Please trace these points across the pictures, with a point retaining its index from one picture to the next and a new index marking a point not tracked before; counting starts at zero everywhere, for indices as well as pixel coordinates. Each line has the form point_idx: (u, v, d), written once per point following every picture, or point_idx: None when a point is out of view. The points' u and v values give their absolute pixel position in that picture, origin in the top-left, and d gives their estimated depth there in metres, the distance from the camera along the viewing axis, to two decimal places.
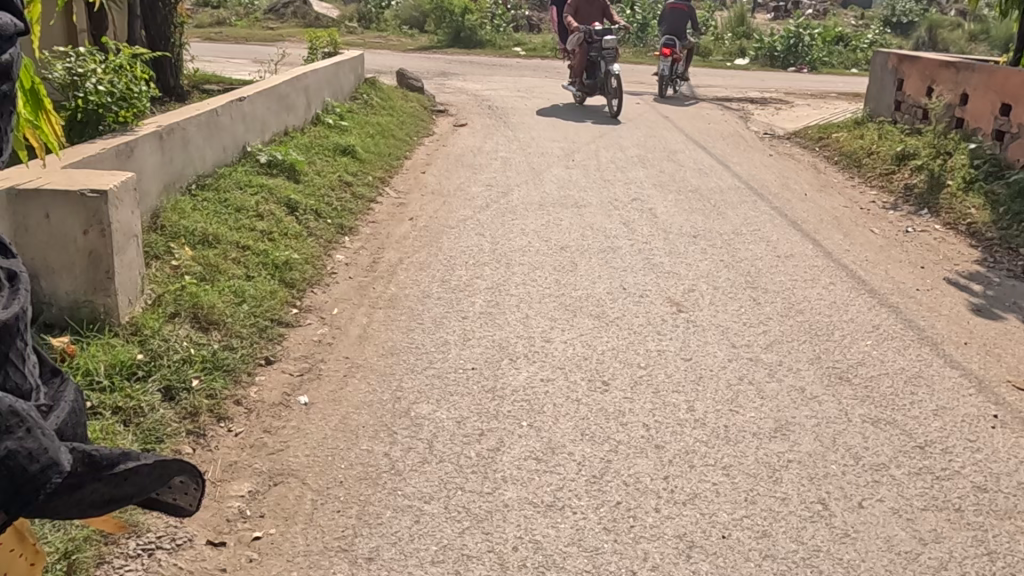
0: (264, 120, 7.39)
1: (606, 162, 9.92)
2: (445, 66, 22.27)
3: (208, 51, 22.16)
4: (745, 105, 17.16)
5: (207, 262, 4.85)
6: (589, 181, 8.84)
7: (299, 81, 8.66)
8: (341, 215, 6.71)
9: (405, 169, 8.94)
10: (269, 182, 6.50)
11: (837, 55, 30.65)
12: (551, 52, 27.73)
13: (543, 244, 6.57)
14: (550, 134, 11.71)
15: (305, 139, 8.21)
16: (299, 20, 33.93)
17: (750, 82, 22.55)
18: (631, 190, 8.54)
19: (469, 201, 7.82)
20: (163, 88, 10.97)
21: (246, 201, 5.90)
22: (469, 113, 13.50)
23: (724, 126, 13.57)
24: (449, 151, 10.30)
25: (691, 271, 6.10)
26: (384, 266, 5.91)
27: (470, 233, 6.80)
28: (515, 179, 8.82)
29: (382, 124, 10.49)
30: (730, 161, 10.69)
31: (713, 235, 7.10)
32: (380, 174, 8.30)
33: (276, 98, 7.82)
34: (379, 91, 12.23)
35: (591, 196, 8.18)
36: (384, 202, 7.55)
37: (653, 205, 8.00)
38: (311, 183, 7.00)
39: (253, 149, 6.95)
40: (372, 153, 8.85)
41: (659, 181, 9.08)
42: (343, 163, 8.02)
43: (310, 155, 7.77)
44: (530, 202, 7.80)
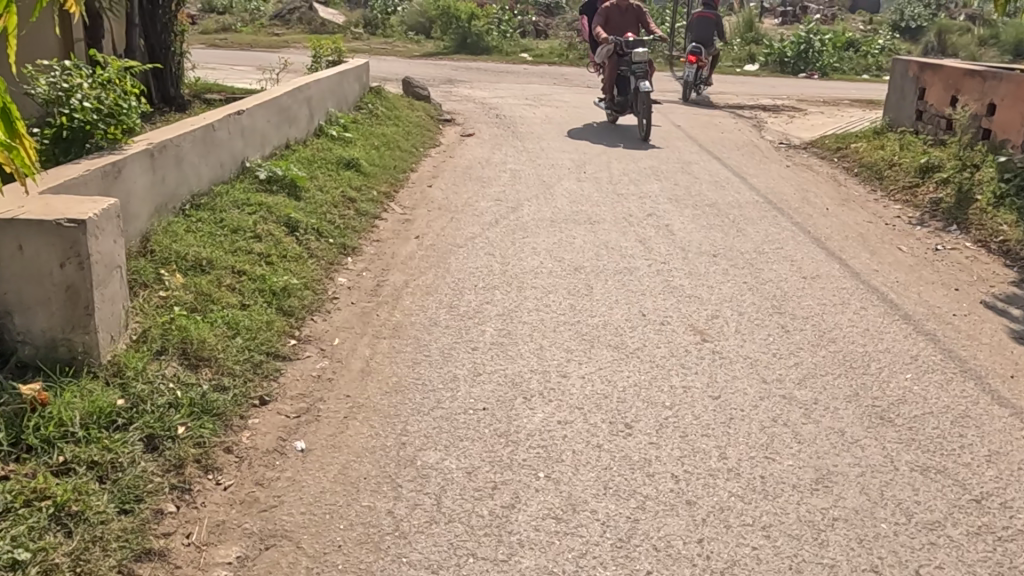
0: (264, 133, 7.10)
1: (618, 174, 9.60)
2: (452, 73, 22.02)
3: (212, 58, 21.93)
4: (758, 113, 16.83)
5: (199, 290, 4.53)
6: (603, 195, 8.50)
7: (302, 92, 8.37)
8: (343, 235, 6.38)
9: (411, 183, 8.63)
10: (268, 199, 6.20)
11: (847, 61, 30.31)
12: (558, 59, 27.48)
13: (556, 265, 6.23)
14: (560, 144, 11.39)
15: (307, 153, 7.91)
16: (305, 26, 33.77)
17: (762, 89, 22.22)
18: (646, 205, 8.21)
19: (478, 217, 7.50)
20: (163, 99, 10.71)
21: (242, 223, 5.59)
22: (477, 123, 13.19)
23: (738, 135, 13.24)
24: (456, 162, 9.99)
25: (713, 295, 5.77)
26: (388, 290, 5.58)
27: (479, 252, 6.48)
28: (525, 193, 8.50)
29: (387, 135, 10.19)
30: (746, 172, 10.35)
31: (735, 254, 6.76)
32: (385, 189, 7.99)
33: (277, 110, 7.52)
34: (384, 100, 11.94)
35: (605, 211, 7.85)
36: (389, 219, 7.23)
37: (670, 221, 7.67)
38: (312, 200, 6.69)
39: (252, 164, 6.64)
40: (376, 166, 8.55)
41: (675, 194, 8.75)
42: (346, 178, 7.71)
43: (312, 170, 7.46)
44: (542, 218, 7.48)
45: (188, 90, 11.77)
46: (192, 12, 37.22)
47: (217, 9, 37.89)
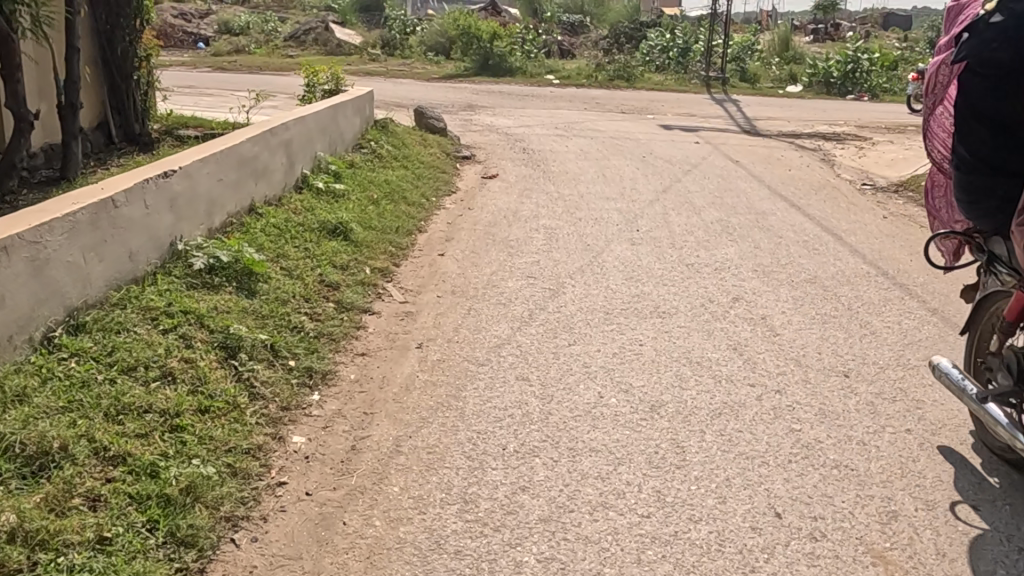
0: (214, 196, 5.19)
1: (681, 234, 7.60)
2: (473, 97, 20.21)
3: (215, 83, 20.31)
4: (822, 144, 14.84)
5: (15, 523, 2.60)
6: (668, 270, 6.49)
7: (277, 136, 6.44)
8: (311, 350, 4.41)
9: (417, 251, 6.68)
10: (199, 306, 4.25)
11: (898, 81, 28.28)
12: (587, 80, 25.67)
13: (624, 400, 4.23)
14: (601, 189, 9.42)
15: (278, 219, 5.96)
16: (320, 47, 32.29)
17: (813, 114, 20.27)
18: (727, 284, 6.19)
19: (506, 306, 5.52)
20: (126, 135, 9.15)
21: (143, 358, 3.64)
22: (500, 160, 11.25)
23: (810, 174, 11.23)
24: (476, 216, 8.03)
25: (871, 462, 3.73)
26: (369, 459, 3.58)
27: (509, 374, 4.47)
28: (566, 264, 6.52)
29: (391, 182, 8.27)
30: (836, 227, 8.32)
31: (875, 374, 4.73)
32: (381, 264, 6.04)
33: (238, 161, 5.63)
34: (392, 136, 10.07)
35: (675, 297, 5.84)
36: (381, 315, 5.23)
37: (765, 312, 5.64)
38: (270, 296, 4.72)
39: (187, 245, 4.72)
40: (372, 231, 6.61)
41: (760, 267, 6.73)
42: (329, 253, 5.75)
43: (279, 245, 5.51)
44: (594, 310, 5.48)
45: (159, 125, 9.93)
46: (207, 34, 35.93)
47: (234, 30, 36.51)
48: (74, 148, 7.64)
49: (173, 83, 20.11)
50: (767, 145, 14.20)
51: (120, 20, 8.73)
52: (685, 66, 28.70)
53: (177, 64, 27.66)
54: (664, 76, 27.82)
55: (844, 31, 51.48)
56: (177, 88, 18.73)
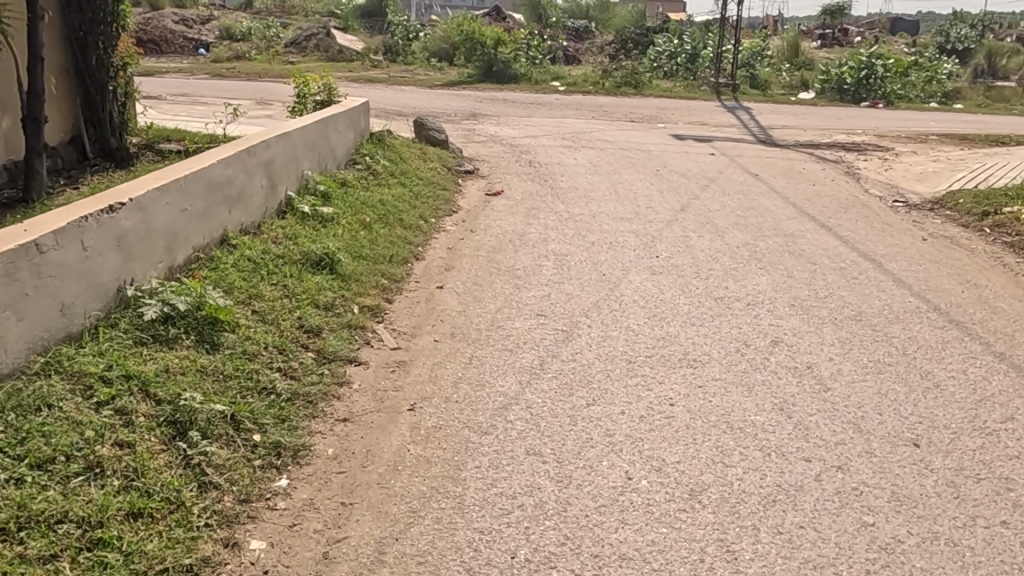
0: (175, 228, 4.50)
1: (705, 261, 6.89)
2: (477, 105, 19.57)
3: (211, 91, 19.68)
4: (843, 155, 14.16)
5: None
6: (695, 305, 5.78)
7: (256, 155, 5.74)
8: (281, 419, 3.70)
9: (413, 283, 5.97)
10: (145, 369, 3.55)
11: (912, 87, 27.60)
12: (594, 86, 25.03)
13: (658, 482, 3.51)
14: (615, 208, 8.71)
15: (254, 251, 5.26)
16: (321, 53, 31.68)
17: (829, 123, 19.56)
18: (763, 324, 5.47)
19: (513, 353, 4.81)
20: (102, 150, 8.52)
21: (63, 448, 2.95)
22: (505, 174, 10.57)
23: (836, 190, 10.52)
24: (479, 240, 7.33)
25: (969, 571, 3.01)
26: (344, 572, 2.86)
27: (517, 445, 3.76)
28: (580, 299, 5.80)
29: (387, 202, 7.57)
30: (873, 251, 7.60)
31: (950, 443, 4.01)
32: (371, 301, 5.34)
33: (207, 186, 4.94)
34: (389, 150, 9.38)
35: (706, 340, 5.12)
36: (369, 366, 4.52)
37: (810, 359, 4.93)
38: (235, 351, 4.02)
39: (139, 290, 4.02)
40: (362, 261, 5.91)
41: (797, 301, 6.01)
42: (311, 290, 5.05)
43: (253, 284, 4.80)
44: (614, 358, 4.76)
45: (140, 138, 9.26)
46: (208, 40, 35.38)
47: (236, 36, 35.95)
48: (39, 167, 6.97)
49: (167, 90, 19.50)
50: (787, 157, 13.51)
51: (97, 27, 8.07)
52: (694, 73, 28.05)
53: (175, 71, 27.05)
54: (673, 83, 27.16)
55: (852, 35, 50.85)
56: (170, 96, 18.09)
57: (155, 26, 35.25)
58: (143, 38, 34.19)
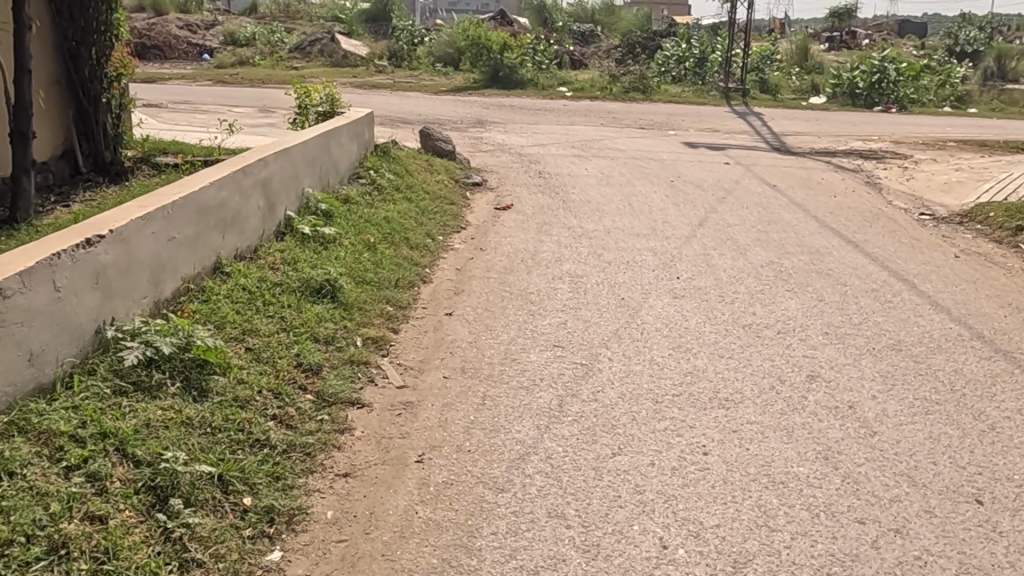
0: (161, 259, 4.13)
1: (729, 283, 6.50)
2: (483, 111, 19.22)
3: (213, 98, 19.38)
4: (861, 164, 13.75)
5: None
6: (722, 334, 5.39)
7: (253, 175, 5.38)
8: (275, 477, 3.32)
9: (420, 310, 5.60)
10: (122, 425, 3.18)
11: (926, 90, 27.16)
12: (602, 91, 24.67)
13: (695, 551, 3.13)
14: (630, 224, 8.33)
15: (249, 280, 4.90)
16: (326, 59, 31.38)
17: (843, 129, 19.15)
18: (797, 356, 5.08)
19: (530, 391, 4.43)
20: (96, 164, 8.19)
21: (23, 527, 2.59)
22: (515, 186, 10.20)
23: (859, 201, 10.13)
24: (489, 260, 6.96)
25: None
26: None
27: (537, 505, 3.38)
28: (599, 327, 5.43)
29: (392, 220, 7.21)
30: (905, 270, 7.21)
31: (1016, 498, 3.62)
32: (376, 332, 4.97)
33: (198, 210, 4.57)
34: (395, 162, 9.03)
35: (737, 375, 4.74)
36: (372, 409, 4.14)
37: (852, 398, 4.54)
38: (226, 398, 3.65)
39: (120, 331, 3.65)
40: (366, 287, 5.54)
41: (830, 328, 5.63)
42: (310, 322, 4.68)
43: (247, 317, 4.44)
44: (639, 397, 4.39)
45: (136, 151, 8.92)
46: (212, 46, 35.12)
47: (240, 41, 35.67)
48: (26, 184, 6.63)
49: (170, 97, 19.22)
50: (804, 165, 13.11)
51: (89, 35, 7.74)
52: (703, 77, 27.66)
53: (179, 77, 26.81)
54: (681, 88, 26.77)
55: (860, 38, 50.40)
56: (172, 104, 17.80)
57: (158, 31, 35.00)
58: (147, 44, 33.96)
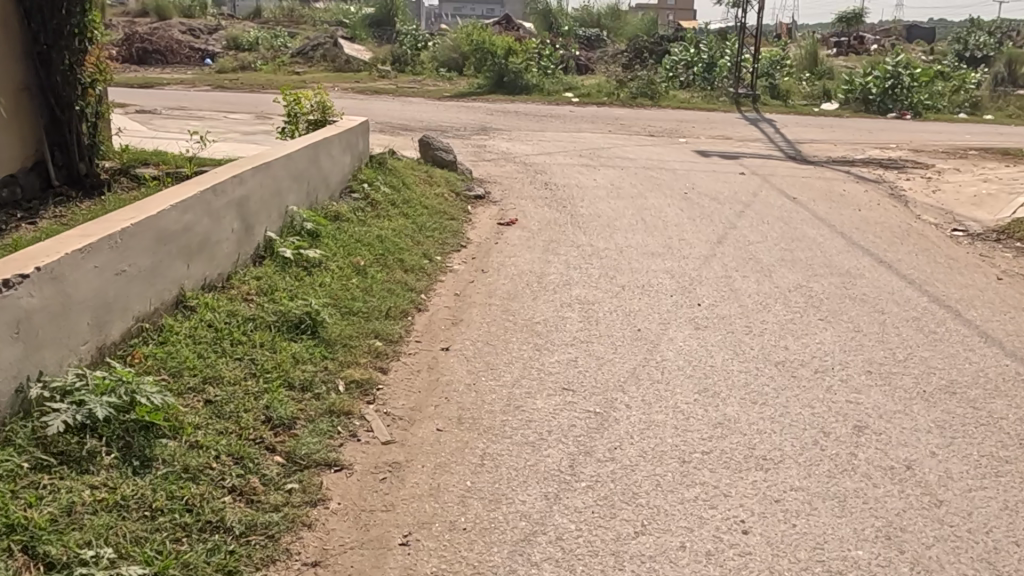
0: (106, 297, 3.55)
1: (755, 312, 5.90)
2: (487, 118, 18.67)
3: (209, 104, 18.82)
4: (883, 173, 13.15)
5: None
6: (752, 373, 4.79)
7: (226, 194, 4.79)
8: (227, 572, 2.72)
9: (414, 344, 5.01)
10: (35, 515, 2.61)
11: (940, 95, 26.53)
12: (609, 97, 24.10)
13: None
14: (643, 241, 7.74)
15: (217, 315, 4.31)
16: (328, 64, 30.86)
17: (859, 136, 18.53)
18: (839, 402, 4.48)
19: (536, 448, 3.84)
20: (69, 176, 7.67)
21: None
22: (520, 199, 9.62)
23: (886, 216, 9.52)
24: (491, 284, 6.37)
25: None
26: None
27: None
28: (614, 365, 4.83)
29: (386, 238, 6.63)
30: (947, 295, 6.59)
31: None
32: (361, 373, 4.38)
33: (157, 238, 3.99)
34: (391, 174, 8.46)
35: (773, 428, 4.13)
36: (353, 473, 3.54)
37: (908, 455, 3.93)
38: (172, 469, 3.06)
39: (47, 389, 3.07)
40: (353, 318, 4.96)
41: (873, 366, 5.02)
42: (285, 365, 4.09)
43: (209, 362, 3.85)
44: (663, 456, 3.79)
45: (114, 162, 8.34)
46: (213, 50, 34.63)
47: (242, 46, 35.16)
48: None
49: (165, 103, 18.69)
50: (823, 175, 12.51)
51: (61, 42, 7.11)
52: (712, 83, 27.05)
53: (179, 82, 26.34)
54: (690, 94, 26.15)
55: (869, 44, 49.84)
56: (167, 109, 17.26)
57: (159, 36, 34.50)
58: (147, 48, 33.51)
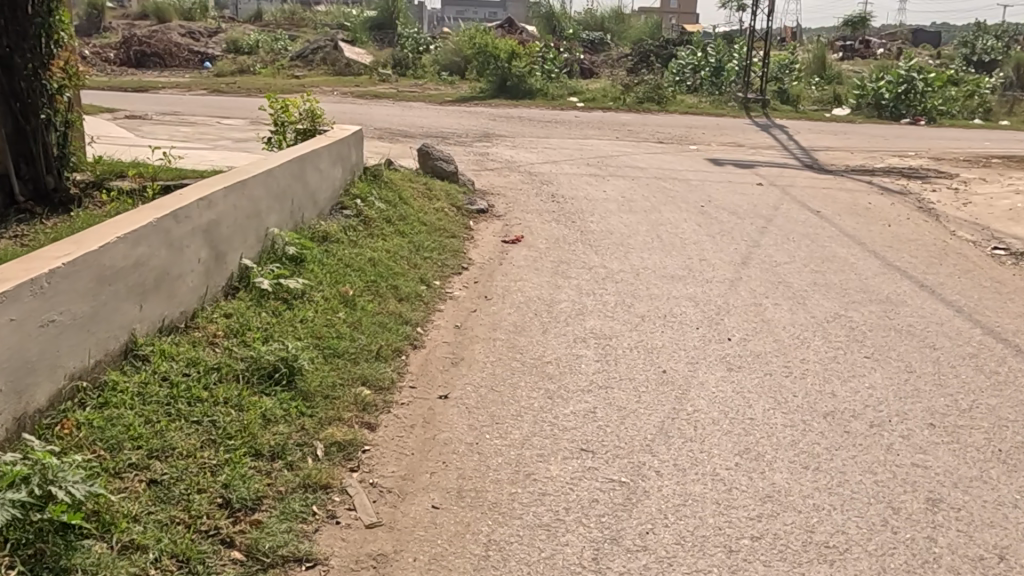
0: (27, 356, 2.92)
1: (792, 348, 5.25)
2: (490, 123, 18.02)
3: (203, 108, 18.22)
4: (907, 184, 12.48)
5: None
6: (799, 428, 4.14)
7: (191, 220, 4.15)
8: None
9: (407, 391, 4.35)
10: None
11: (954, 100, 25.85)
12: (615, 102, 23.46)
13: None
14: (661, 263, 7.09)
15: (175, 365, 3.67)
16: (327, 67, 30.23)
17: (876, 143, 17.87)
18: (905, 466, 3.82)
19: (552, 532, 3.19)
20: (36, 192, 7.02)
21: None
22: (525, 213, 8.98)
23: (918, 232, 8.87)
24: (495, 313, 5.71)
25: None
26: None
27: None
28: (638, 417, 4.18)
29: (379, 261, 5.98)
30: (1002, 326, 5.93)
31: None
32: (344, 431, 3.73)
33: (100, 278, 3.34)
34: (388, 188, 7.82)
35: (831, 503, 3.48)
36: (328, 571, 2.88)
37: (998, 540, 3.28)
38: None
39: None
40: (337, 362, 4.31)
41: (936, 417, 4.36)
42: (252, 428, 3.44)
43: (159, 429, 3.22)
44: (705, 545, 3.14)
45: (87, 174, 7.71)
46: (213, 53, 34.06)
47: (242, 49, 34.59)
48: None
49: (157, 107, 18.08)
50: (845, 186, 11.85)
51: (25, 43, 6.42)
52: (720, 87, 26.39)
53: (175, 86, 25.76)
54: (697, 99, 25.52)
55: (875, 46, 49.28)
56: (158, 114, 16.66)
57: (157, 38, 33.92)
58: (145, 51, 32.94)
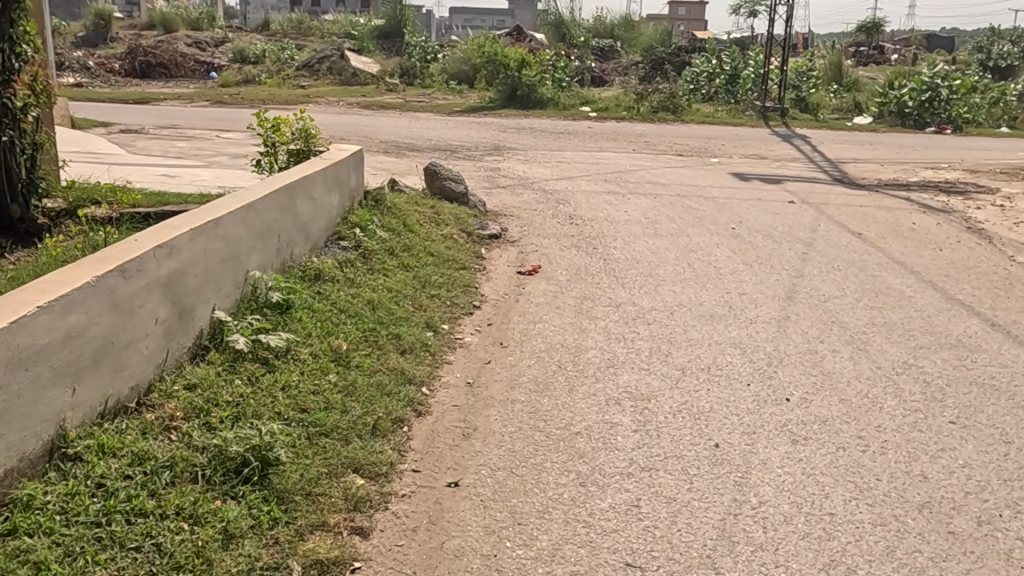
0: None
1: (864, 411, 4.45)
2: (501, 135, 17.29)
3: (203, 121, 17.54)
4: (948, 200, 11.65)
5: None
6: (892, 530, 3.35)
7: (145, 274, 3.40)
8: None
9: (408, 478, 3.57)
10: None
11: (981, 107, 24.95)
12: (630, 111, 22.72)
13: None
14: (697, 299, 6.31)
15: (116, 466, 2.92)
16: (334, 77, 29.60)
17: (905, 154, 17.04)
18: None
19: None
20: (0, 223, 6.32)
21: None
22: (542, 237, 8.23)
23: (974, 258, 8.05)
24: (513, 365, 4.94)
25: None
26: None
27: None
28: (693, 513, 3.40)
29: (379, 303, 5.21)
30: None
31: None
32: (328, 544, 2.95)
33: (12, 365, 2.60)
34: (391, 214, 7.07)
35: None
36: None
37: None
38: None
39: None
40: (323, 444, 3.54)
41: None
42: (207, 552, 2.67)
43: (81, 566, 2.46)
44: None
45: (61, 200, 6.98)
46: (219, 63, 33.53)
47: (248, 59, 34.01)
48: None
49: (157, 121, 17.45)
50: (883, 203, 11.05)
51: None
52: (736, 95, 25.58)
53: (179, 97, 25.16)
54: (713, 108, 24.76)
55: (890, 52, 48.40)
56: (156, 128, 16.01)
57: (163, 48, 33.41)
58: (150, 62, 32.44)
